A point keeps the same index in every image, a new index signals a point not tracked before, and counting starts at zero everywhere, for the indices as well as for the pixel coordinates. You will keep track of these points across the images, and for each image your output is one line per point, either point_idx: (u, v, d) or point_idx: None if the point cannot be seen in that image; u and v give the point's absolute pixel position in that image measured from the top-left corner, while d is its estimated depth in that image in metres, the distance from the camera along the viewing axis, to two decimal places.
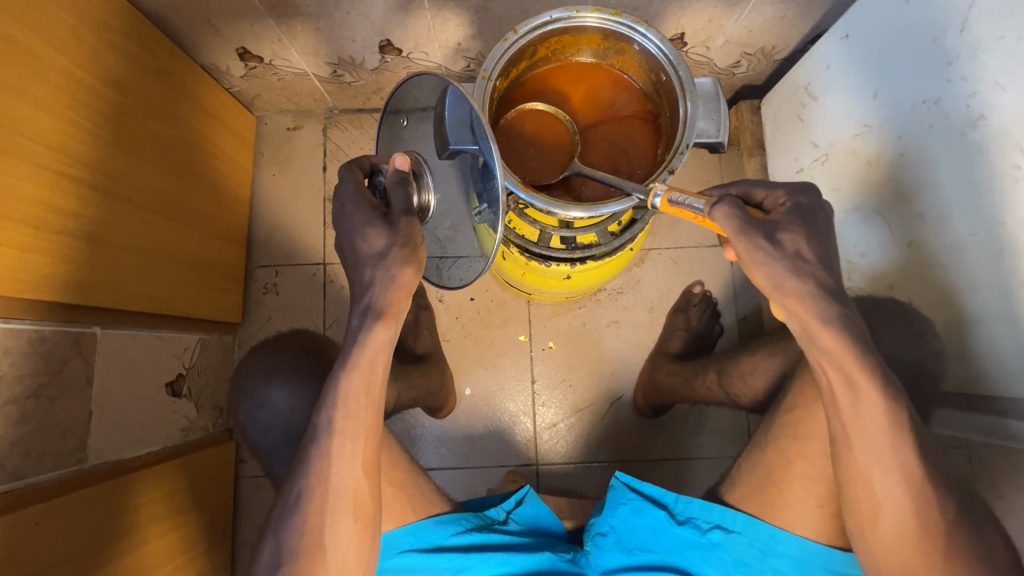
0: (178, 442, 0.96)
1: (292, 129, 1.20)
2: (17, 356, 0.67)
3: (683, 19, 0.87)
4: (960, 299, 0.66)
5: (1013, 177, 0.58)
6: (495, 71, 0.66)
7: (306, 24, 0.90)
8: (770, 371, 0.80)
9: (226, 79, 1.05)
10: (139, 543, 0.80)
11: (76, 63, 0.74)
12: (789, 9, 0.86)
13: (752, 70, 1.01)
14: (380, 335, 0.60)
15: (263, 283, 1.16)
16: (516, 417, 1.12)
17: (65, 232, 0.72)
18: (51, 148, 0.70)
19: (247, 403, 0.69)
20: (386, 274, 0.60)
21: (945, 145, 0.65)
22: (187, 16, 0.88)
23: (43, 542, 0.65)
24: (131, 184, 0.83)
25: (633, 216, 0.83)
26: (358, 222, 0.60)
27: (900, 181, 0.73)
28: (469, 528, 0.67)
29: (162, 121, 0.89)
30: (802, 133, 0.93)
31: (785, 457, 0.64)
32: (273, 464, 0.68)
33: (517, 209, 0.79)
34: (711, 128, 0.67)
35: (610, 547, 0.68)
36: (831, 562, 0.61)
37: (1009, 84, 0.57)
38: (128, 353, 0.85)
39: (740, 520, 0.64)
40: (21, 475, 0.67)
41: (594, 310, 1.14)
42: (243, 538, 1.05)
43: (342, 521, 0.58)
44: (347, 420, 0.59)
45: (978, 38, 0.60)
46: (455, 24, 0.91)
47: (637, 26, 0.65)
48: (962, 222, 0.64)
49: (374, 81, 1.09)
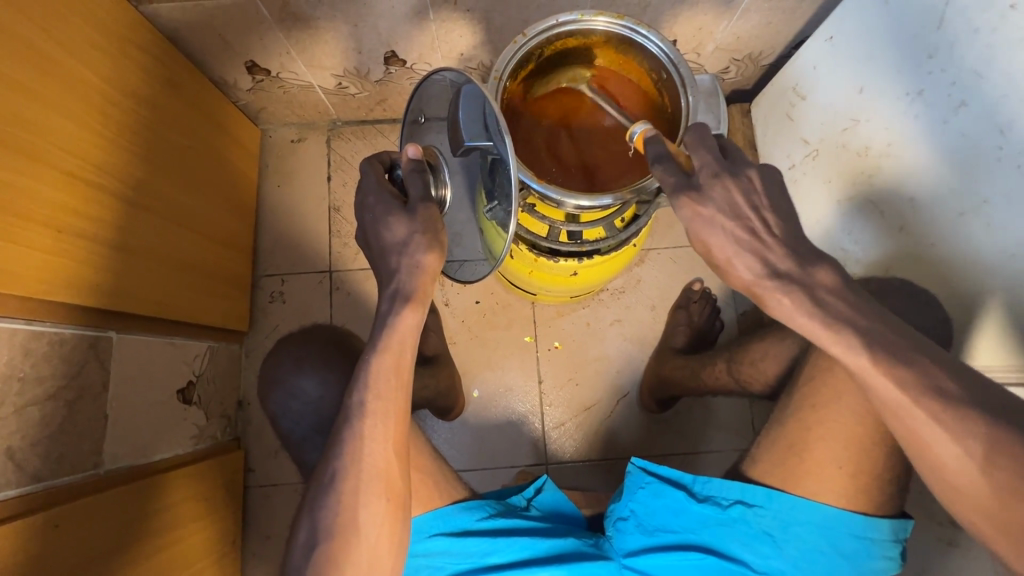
0: (189, 450, 0.95)
1: (297, 140, 1.23)
2: (39, 357, 0.67)
3: (676, 27, 0.92)
4: (952, 276, 0.70)
5: (995, 157, 0.62)
6: (506, 71, 0.70)
7: (315, 36, 0.93)
8: (781, 357, 0.84)
9: (233, 93, 1.08)
10: (156, 549, 0.79)
11: (97, 74, 0.76)
12: (774, 16, 0.91)
13: (741, 75, 1.07)
14: (408, 320, 0.61)
15: (270, 292, 1.16)
16: (526, 416, 1.13)
17: (87, 236, 0.73)
18: (75, 156, 0.72)
19: (277, 394, 0.70)
20: (411, 261, 0.61)
21: (929, 133, 0.70)
22: (199, 31, 0.91)
23: (62, 547, 0.65)
24: (148, 191, 0.84)
25: (636, 212, 0.86)
26: (381, 211, 0.62)
27: (891, 170, 0.77)
28: (492, 513, 0.68)
29: (177, 131, 0.91)
30: (791, 131, 0.97)
31: (803, 427, 0.66)
32: (304, 453, 0.69)
33: (526, 205, 0.81)
34: (711, 121, 0.70)
35: (631, 531, 0.68)
36: (858, 528, 0.63)
37: (987, 72, 0.62)
38: (144, 359, 0.85)
39: (761, 495, 0.65)
40: (41, 478, 0.67)
41: (597, 309, 1.17)
42: (259, 544, 1.04)
43: (374, 501, 0.59)
44: (377, 403, 0.60)
45: (956, 32, 0.65)
46: (459, 34, 0.94)
47: (639, 28, 0.69)
48: (951, 202, 0.68)
49: (377, 93, 1.12)
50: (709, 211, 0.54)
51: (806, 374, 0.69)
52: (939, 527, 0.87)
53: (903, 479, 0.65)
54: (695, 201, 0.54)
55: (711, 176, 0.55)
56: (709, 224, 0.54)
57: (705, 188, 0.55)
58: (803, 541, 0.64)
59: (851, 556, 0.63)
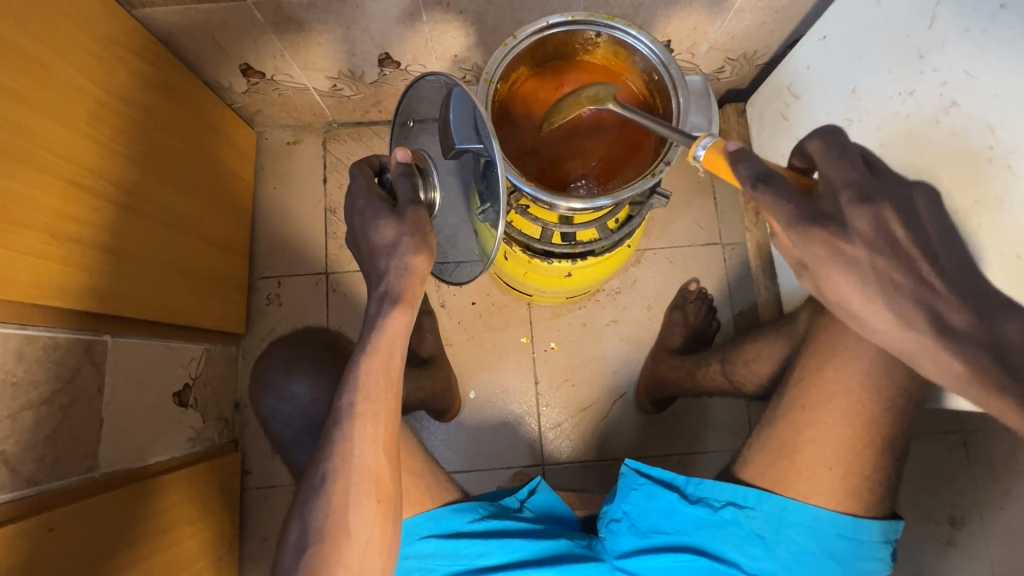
0: (186, 452, 0.96)
1: (292, 143, 1.23)
2: (33, 361, 0.67)
3: (669, 27, 0.92)
4: None
5: (986, 157, 0.62)
6: (496, 73, 0.70)
7: (308, 39, 0.93)
8: (774, 357, 0.84)
9: (229, 96, 1.09)
10: (152, 552, 0.80)
11: (90, 78, 0.76)
12: (767, 15, 0.91)
13: (736, 75, 1.07)
14: (397, 321, 0.61)
15: (266, 294, 1.17)
16: (522, 417, 1.13)
17: (81, 240, 0.73)
18: (70, 161, 0.72)
19: (268, 397, 0.70)
20: (399, 263, 0.61)
21: (921, 132, 0.70)
22: (192, 35, 0.91)
23: (57, 550, 0.65)
24: (142, 194, 0.84)
25: (631, 213, 0.85)
26: (369, 214, 0.62)
27: (884, 170, 0.77)
28: (485, 514, 0.68)
29: (171, 135, 0.92)
30: (786, 131, 0.97)
31: (795, 428, 0.66)
32: (294, 455, 0.69)
33: (519, 207, 0.81)
34: (703, 122, 0.70)
35: (624, 532, 0.69)
36: (848, 529, 0.63)
37: (978, 72, 0.62)
38: (139, 363, 0.86)
39: (753, 497, 0.65)
40: (35, 482, 0.67)
41: (593, 309, 1.17)
42: (256, 545, 1.05)
43: (364, 502, 0.59)
44: (367, 404, 0.60)
45: (947, 31, 0.65)
46: (452, 36, 0.94)
47: (629, 29, 0.69)
48: (944, 203, 0.68)
49: (372, 95, 1.12)
50: (857, 248, 0.49)
51: (792, 378, 0.69)
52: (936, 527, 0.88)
53: (893, 479, 0.65)
54: (836, 234, 0.50)
55: (855, 204, 0.51)
56: (836, 266, 0.50)
57: (848, 220, 0.50)
58: (793, 543, 0.64)
59: (840, 558, 0.63)
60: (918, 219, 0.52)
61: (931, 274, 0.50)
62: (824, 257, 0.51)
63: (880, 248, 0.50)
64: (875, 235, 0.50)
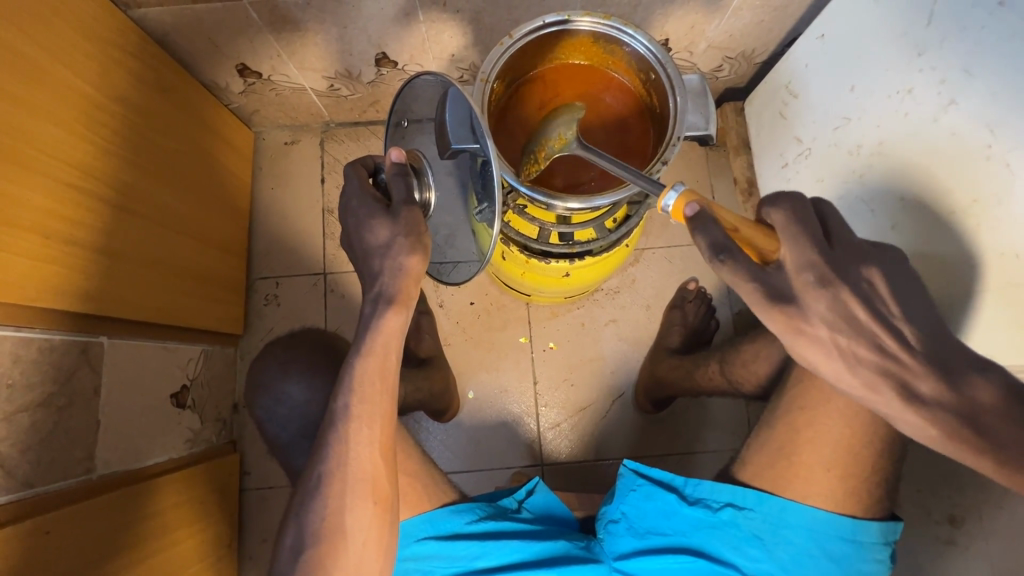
0: (183, 454, 0.95)
1: (290, 143, 1.23)
2: (29, 363, 0.67)
3: (667, 25, 0.92)
4: (946, 276, 0.69)
5: (984, 156, 0.62)
6: (492, 73, 0.70)
7: (305, 38, 0.92)
8: (773, 357, 0.84)
9: (226, 96, 1.08)
10: (149, 554, 0.80)
11: (84, 79, 0.76)
12: (765, 13, 0.90)
13: (734, 73, 1.06)
14: (392, 322, 0.61)
15: (264, 294, 1.17)
16: (521, 417, 1.13)
17: (76, 241, 0.73)
18: (64, 162, 0.72)
19: (264, 398, 0.70)
20: (393, 264, 0.61)
21: (920, 130, 0.69)
22: (188, 35, 0.91)
23: (54, 552, 0.65)
24: (137, 195, 0.84)
25: (628, 212, 0.86)
26: (364, 215, 0.62)
27: (883, 169, 0.76)
28: (483, 516, 0.68)
29: (166, 136, 0.91)
30: (784, 130, 0.97)
31: (793, 428, 0.65)
32: (290, 457, 0.69)
33: (516, 207, 0.81)
34: (700, 121, 0.70)
35: (622, 533, 0.69)
36: (847, 530, 0.63)
37: (976, 70, 0.62)
38: (136, 364, 0.85)
39: (751, 497, 0.65)
40: (31, 484, 0.67)
41: (592, 309, 1.17)
42: (254, 547, 1.05)
43: (360, 505, 0.59)
44: (362, 406, 0.60)
45: (945, 29, 0.65)
46: (449, 35, 0.94)
47: (626, 28, 0.69)
48: (942, 202, 0.68)
49: (369, 95, 1.12)
50: (815, 328, 0.48)
51: (791, 378, 0.69)
52: (935, 525, 0.88)
53: (892, 480, 0.65)
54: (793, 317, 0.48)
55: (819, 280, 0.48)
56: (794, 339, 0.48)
57: (807, 299, 0.48)
58: (792, 544, 0.64)
59: (839, 560, 0.63)
60: (886, 280, 0.49)
61: (902, 345, 0.47)
62: (784, 335, 0.49)
63: (842, 328, 0.47)
64: (835, 315, 0.47)
